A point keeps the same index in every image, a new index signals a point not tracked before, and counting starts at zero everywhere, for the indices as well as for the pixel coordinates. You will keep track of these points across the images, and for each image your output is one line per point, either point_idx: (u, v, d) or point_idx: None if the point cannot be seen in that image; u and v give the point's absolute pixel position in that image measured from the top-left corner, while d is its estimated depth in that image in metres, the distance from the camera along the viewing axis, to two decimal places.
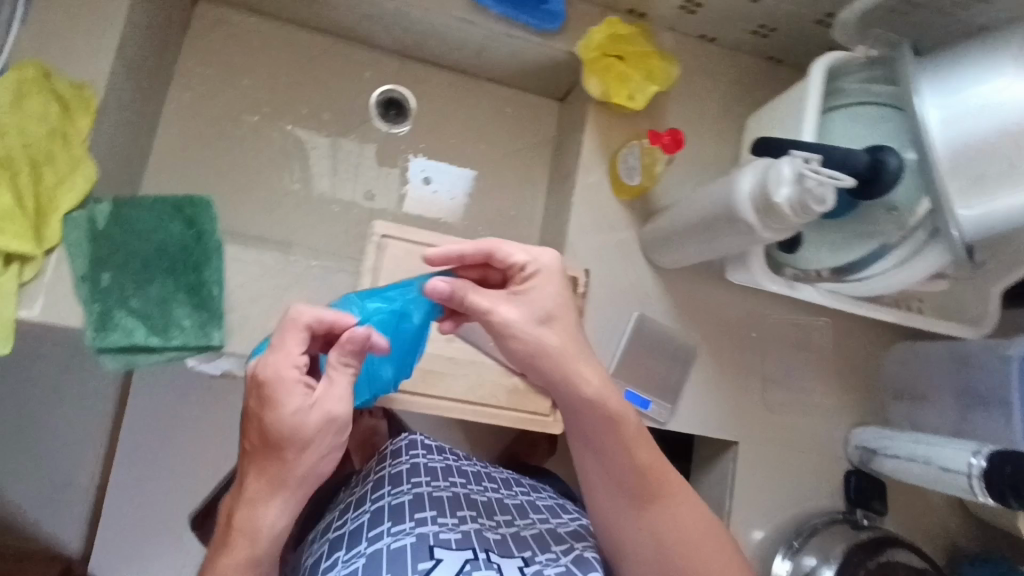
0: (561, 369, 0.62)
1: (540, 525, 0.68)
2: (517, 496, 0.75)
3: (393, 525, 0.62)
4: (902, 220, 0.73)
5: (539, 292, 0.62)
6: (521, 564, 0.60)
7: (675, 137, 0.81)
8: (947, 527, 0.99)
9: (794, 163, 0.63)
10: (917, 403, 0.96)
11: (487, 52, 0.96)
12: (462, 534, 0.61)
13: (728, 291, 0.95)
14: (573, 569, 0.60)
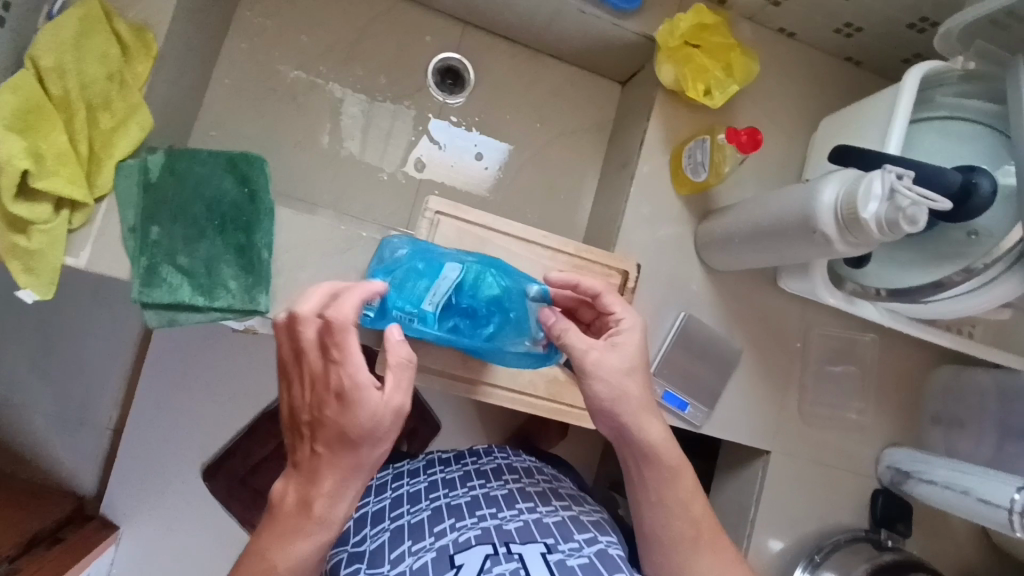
0: (632, 417, 0.58)
1: (563, 513, 0.67)
2: (541, 483, 0.74)
3: (455, 521, 0.64)
4: (984, 248, 0.70)
5: (628, 342, 0.61)
6: (543, 551, 0.58)
7: (752, 137, 0.76)
8: (966, 554, 0.99)
9: (887, 175, 0.60)
10: (955, 430, 0.94)
11: (555, 27, 0.92)
12: (483, 529, 0.61)
13: (777, 299, 0.93)
14: (596, 562, 0.58)
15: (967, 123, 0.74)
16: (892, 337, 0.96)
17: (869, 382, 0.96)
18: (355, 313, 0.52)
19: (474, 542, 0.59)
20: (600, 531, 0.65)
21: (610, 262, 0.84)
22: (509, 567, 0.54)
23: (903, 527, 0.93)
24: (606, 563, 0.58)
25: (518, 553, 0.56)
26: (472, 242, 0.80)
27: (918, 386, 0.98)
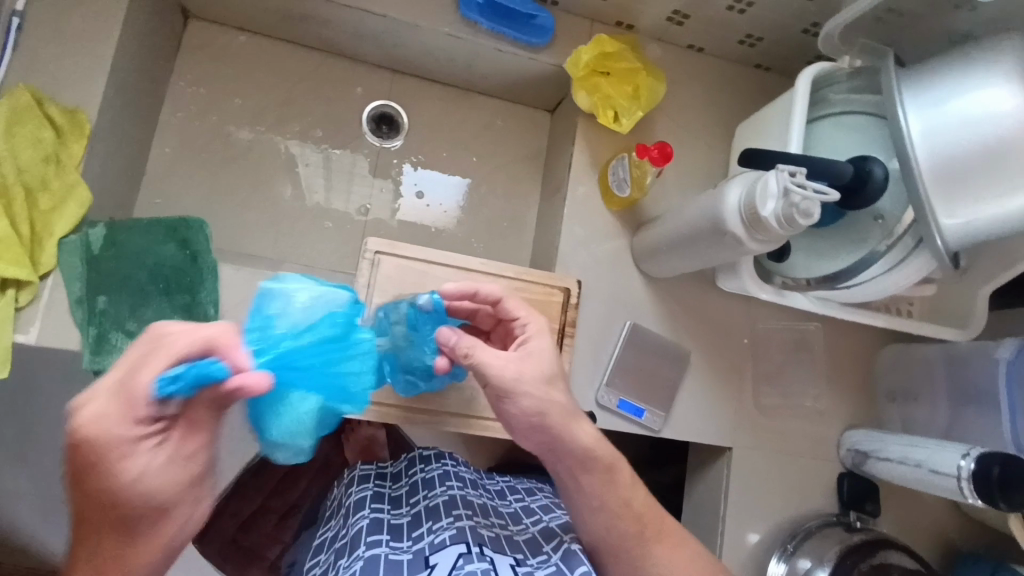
0: (561, 431, 0.59)
1: (533, 529, 0.70)
2: (512, 504, 0.78)
3: (432, 522, 0.66)
4: (888, 229, 0.74)
5: (537, 350, 0.61)
6: (513, 562, 0.60)
7: (665, 153, 0.81)
8: (940, 526, 1.00)
9: (782, 173, 0.64)
10: (909, 405, 0.96)
11: (476, 66, 0.98)
12: (457, 530, 0.62)
13: (720, 298, 0.96)
14: (561, 566, 0.60)
15: (860, 116, 0.77)
16: (835, 322, 1.00)
17: (819, 369, 0.99)
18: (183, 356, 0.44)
19: (449, 541, 0.60)
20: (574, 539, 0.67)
21: (552, 281, 0.88)
22: (481, 566, 0.56)
23: (872, 507, 0.95)
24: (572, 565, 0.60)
25: (489, 556, 0.58)
26: (414, 277, 0.83)
27: (868, 367, 1.01)
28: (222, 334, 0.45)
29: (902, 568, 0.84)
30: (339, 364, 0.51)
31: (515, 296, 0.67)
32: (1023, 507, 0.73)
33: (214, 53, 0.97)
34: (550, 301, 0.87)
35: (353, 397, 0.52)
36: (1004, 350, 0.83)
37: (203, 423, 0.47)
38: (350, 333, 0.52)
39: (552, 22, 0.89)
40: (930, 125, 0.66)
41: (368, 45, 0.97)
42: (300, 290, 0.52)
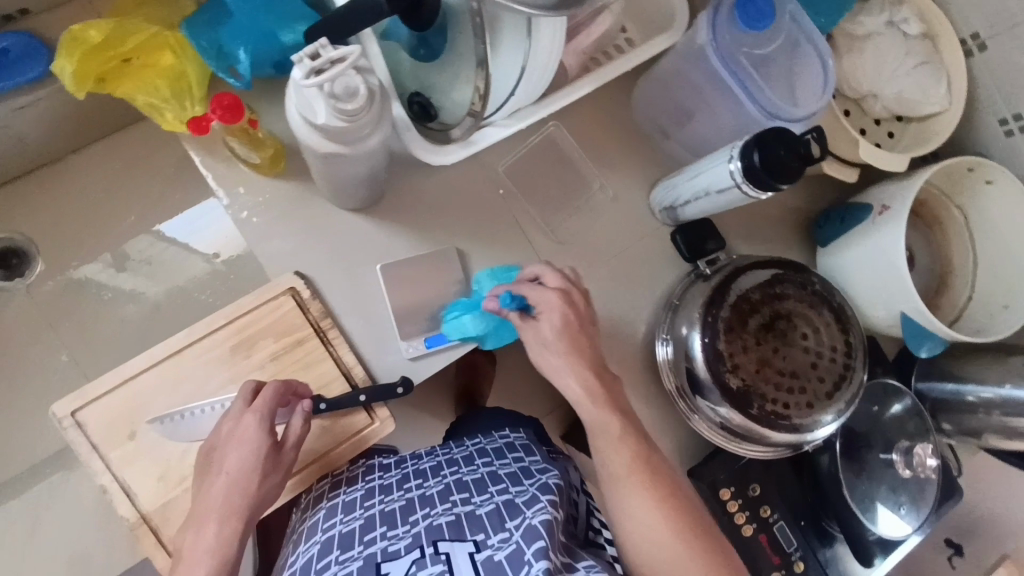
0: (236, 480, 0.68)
1: (483, 469, 0.78)
2: (466, 449, 0.84)
3: (387, 530, 0.68)
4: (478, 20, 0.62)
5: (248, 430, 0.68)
6: (472, 549, 0.63)
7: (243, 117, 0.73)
8: (787, 206, 0.95)
9: (300, 73, 0.50)
10: (688, 125, 0.85)
11: (27, 140, 0.79)
12: (411, 537, 0.65)
13: (444, 172, 0.84)
14: (521, 540, 0.61)
15: None
16: (569, 107, 0.88)
17: (586, 161, 0.89)
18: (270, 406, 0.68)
19: (404, 550, 0.63)
20: (531, 507, 0.66)
21: (268, 293, 0.76)
22: (434, 569, 0.59)
23: (714, 243, 0.89)
24: (528, 539, 0.60)
25: (444, 553, 0.61)
26: (129, 402, 0.72)
27: (631, 119, 0.90)
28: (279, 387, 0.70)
29: (757, 286, 0.82)
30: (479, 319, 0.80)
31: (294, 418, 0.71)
32: (796, 176, 0.66)
33: None
34: (280, 314, 0.76)
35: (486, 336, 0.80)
36: (702, 36, 0.71)
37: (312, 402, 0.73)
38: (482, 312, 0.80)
39: (30, 39, 0.69)
40: None
41: None
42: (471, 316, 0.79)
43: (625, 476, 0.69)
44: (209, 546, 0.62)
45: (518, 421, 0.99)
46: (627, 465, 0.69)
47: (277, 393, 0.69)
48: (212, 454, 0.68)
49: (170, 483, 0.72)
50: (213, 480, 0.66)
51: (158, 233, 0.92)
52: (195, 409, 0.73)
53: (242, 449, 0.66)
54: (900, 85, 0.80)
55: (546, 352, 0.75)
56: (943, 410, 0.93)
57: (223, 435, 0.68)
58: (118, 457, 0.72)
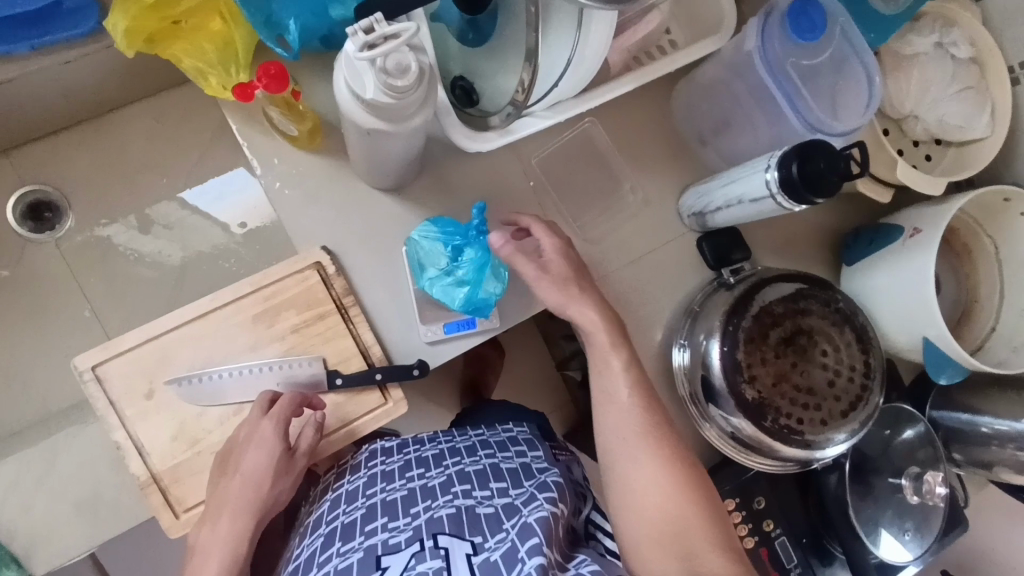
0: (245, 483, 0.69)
1: (485, 459, 0.77)
2: (468, 438, 0.84)
3: (388, 521, 0.67)
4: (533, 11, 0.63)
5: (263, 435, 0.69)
6: (470, 550, 0.61)
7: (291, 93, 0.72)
8: (816, 222, 0.94)
9: (354, 45, 0.50)
10: (724, 132, 0.85)
11: (70, 94, 0.80)
12: (412, 529, 0.63)
13: (477, 160, 0.84)
14: (517, 540, 0.60)
15: None
16: (607, 105, 0.88)
17: (619, 161, 0.89)
18: (286, 414, 0.70)
19: (404, 543, 0.62)
20: (530, 505, 0.66)
21: (295, 266, 0.76)
22: (432, 565, 0.57)
23: (740, 253, 0.89)
24: (525, 537, 0.60)
25: (443, 549, 0.59)
26: (149, 361, 0.73)
27: (667, 122, 0.90)
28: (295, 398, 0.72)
29: (781, 299, 0.81)
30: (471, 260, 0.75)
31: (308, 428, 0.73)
32: (833, 192, 0.66)
33: None
34: (305, 287, 0.77)
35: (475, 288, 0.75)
36: (750, 42, 0.71)
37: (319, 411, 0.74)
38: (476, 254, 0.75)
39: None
40: None
41: None
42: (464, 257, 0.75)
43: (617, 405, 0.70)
44: (224, 540, 0.65)
45: (520, 413, 0.99)
46: (622, 395, 0.70)
47: (294, 402, 0.71)
48: (229, 457, 0.70)
49: (183, 444, 0.73)
50: (228, 481, 0.68)
51: (181, 199, 0.92)
52: (214, 374, 0.73)
53: (259, 452, 0.68)
54: (944, 109, 0.80)
55: (560, 299, 0.73)
56: (956, 439, 0.93)
57: (246, 435, 0.70)
58: (135, 414, 0.72)
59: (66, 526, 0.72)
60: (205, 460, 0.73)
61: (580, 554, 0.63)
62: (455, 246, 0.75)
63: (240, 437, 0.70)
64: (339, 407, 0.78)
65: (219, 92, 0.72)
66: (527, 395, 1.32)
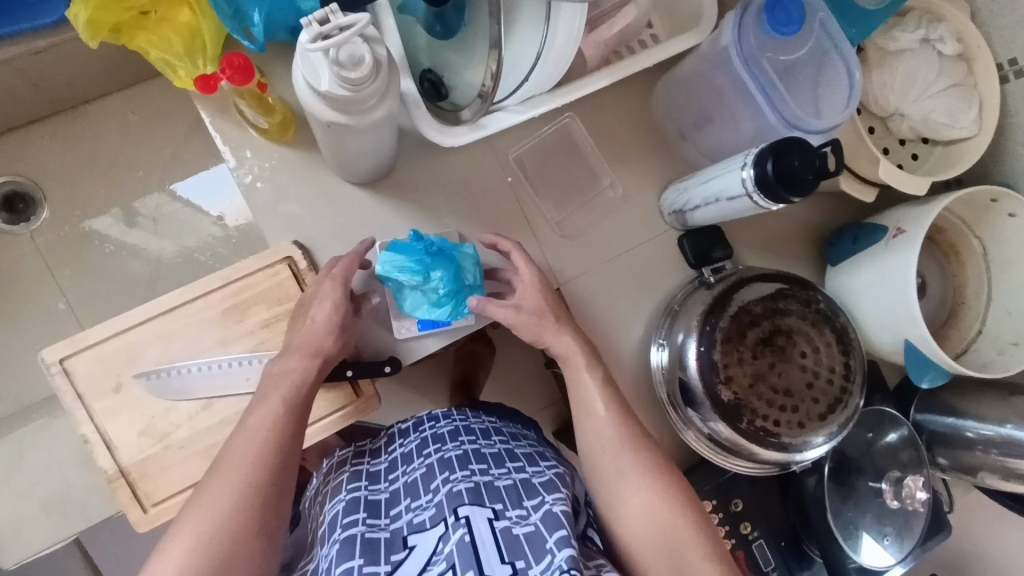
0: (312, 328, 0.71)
1: (500, 445, 0.76)
2: (483, 419, 0.82)
3: (412, 502, 0.68)
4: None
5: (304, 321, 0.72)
6: (491, 515, 0.60)
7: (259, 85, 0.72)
8: (801, 221, 0.93)
9: (308, 38, 0.48)
10: (705, 128, 0.84)
11: (44, 84, 0.79)
12: (437, 505, 0.63)
13: (453, 154, 0.83)
14: (541, 525, 0.60)
15: None
16: (587, 99, 0.87)
17: (600, 156, 0.88)
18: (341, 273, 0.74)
19: (429, 523, 0.62)
20: (550, 491, 0.66)
21: (266, 260, 0.76)
22: (458, 537, 0.57)
23: (721, 252, 0.88)
24: (549, 524, 0.59)
25: (464, 518, 0.59)
26: (117, 355, 0.72)
27: (649, 117, 0.89)
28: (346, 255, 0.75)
29: (760, 300, 0.80)
30: (431, 272, 0.75)
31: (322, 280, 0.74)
32: (809, 189, 0.64)
33: None
34: (274, 281, 0.76)
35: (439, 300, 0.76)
36: (727, 37, 0.70)
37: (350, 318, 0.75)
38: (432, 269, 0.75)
39: None
40: None
41: None
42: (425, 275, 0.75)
43: (595, 419, 0.71)
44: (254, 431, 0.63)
45: (507, 415, 0.97)
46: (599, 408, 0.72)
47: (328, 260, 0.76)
48: (291, 343, 0.71)
49: (151, 439, 0.72)
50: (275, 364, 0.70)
51: (172, 191, 0.92)
52: (183, 368, 0.73)
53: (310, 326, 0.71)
54: (928, 107, 0.78)
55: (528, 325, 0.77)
56: (939, 443, 0.91)
57: (292, 343, 0.71)
58: (102, 408, 0.72)
59: (35, 522, 0.72)
60: (173, 456, 0.73)
61: (601, 557, 0.62)
62: (421, 266, 0.75)
63: (290, 340, 0.72)
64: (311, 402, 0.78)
65: (183, 83, 0.71)
66: (512, 394, 1.30)
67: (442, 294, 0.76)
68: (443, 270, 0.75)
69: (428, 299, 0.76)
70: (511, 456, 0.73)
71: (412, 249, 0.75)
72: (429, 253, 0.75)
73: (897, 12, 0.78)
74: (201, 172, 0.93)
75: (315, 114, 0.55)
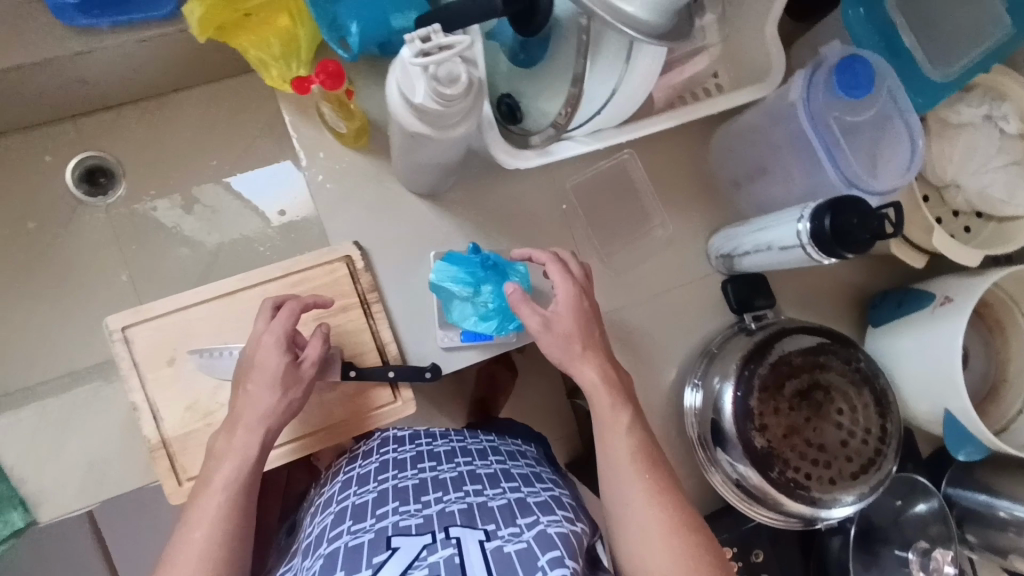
0: (260, 387, 0.67)
1: (496, 465, 0.77)
2: (480, 442, 0.84)
3: (399, 504, 0.66)
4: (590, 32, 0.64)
5: (251, 376, 0.67)
6: (482, 538, 0.60)
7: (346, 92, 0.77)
8: (845, 281, 0.93)
9: (410, 52, 0.52)
10: (761, 179, 0.86)
11: (141, 69, 0.84)
12: (424, 518, 0.63)
13: (514, 177, 0.86)
14: (534, 543, 0.60)
15: None
16: (647, 139, 0.90)
17: (654, 195, 0.90)
18: (274, 327, 0.69)
19: (415, 530, 0.61)
20: (545, 511, 0.66)
21: (325, 258, 0.79)
22: (445, 554, 0.57)
23: (764, 300, 0.89)
24: (543, 544, 0.59)
25: (455, 539, 0.59)
26: (174, 331, 0.75)
27: (704, 163, 0.91)
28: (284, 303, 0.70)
29: (800, 352, 0.80)
30: (485, 288, 0.78)
31: (262, 339, 0.68)
32: (864, 249, 0.66)
33: None
34: (332, 278, 0.79)
35: (487, 313, 0.78)
36: (795, 93, 0.70)
37: (297, 374, 0.69)
38: (483, 284, 0.77)
39: None
40: None
41: (20, 109, 0.84)
42: (476, 290, 0.78)
43: (619, 467, 0.67)
44: (208, 515, 0.61)
45: (524, 433, 0.98)
46: (624, 457, 0.67)
47: (269, 303, 0.71)
48: (238, 408, 0.67)
49: (196, 415, 0.75)
50: (230, 429, 0.66)
51: (228, 184, 0.96)
52: (234, 350, 0.75)
53: (258, 383, 0.67)
54: (986, 181, 0.79)
55: (545, 336, 0.70)
56: (970, 520, 0.90)
57: (235, 415, 0.66)
58: (154, 379, 0.74)
59: (73, 486, 0.74)
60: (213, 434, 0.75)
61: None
62: (474, 279, 0.77)
63: (236, 405, 0.67)
64: (352, 398, 0.80)
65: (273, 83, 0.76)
66: (533, 421, 1.31)
67: (490, 309, 0.78)
68: (494, 289, 0.77)
69: (477, 311, 0.78)
70: (510, 479, 0.74)
71: (466, 261, 0.78)
72: (483, 266, 0.77)
73: (962, 86, 0.79)
74: (263, 168, 0.97)
75: (403, 127, 0.57)
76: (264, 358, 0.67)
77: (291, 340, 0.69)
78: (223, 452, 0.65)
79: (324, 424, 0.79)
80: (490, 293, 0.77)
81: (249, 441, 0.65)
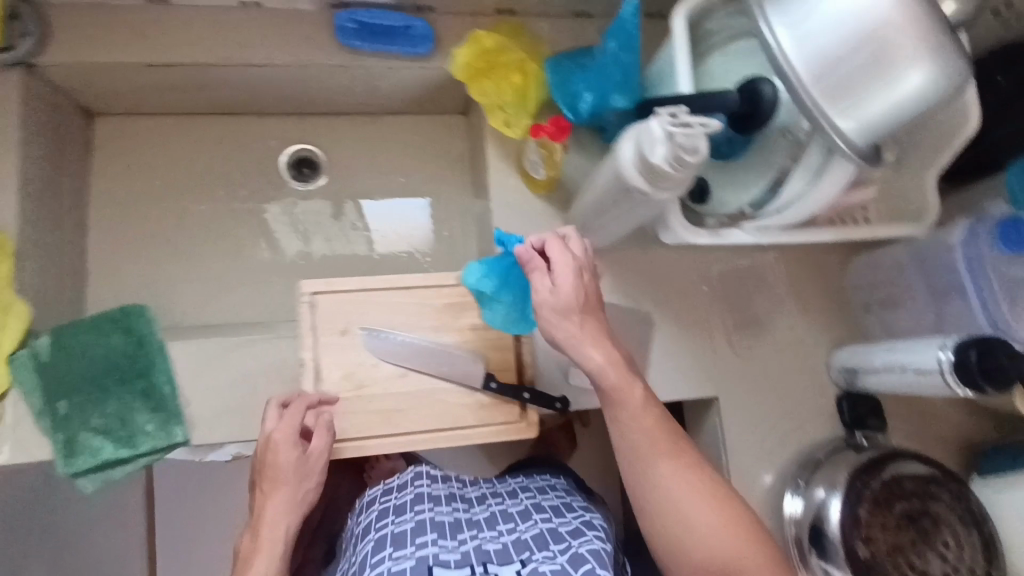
0: (274, 482, 0.72)
1: (528, 500, 0.81)
2: (509, 485, 0.88)
3: (438, 537, 0.70)
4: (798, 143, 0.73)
5: (270, 468, 0.73)
6: (519, 567, 0.66)
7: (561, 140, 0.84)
8: (952, 424, 0.97)
9: (660, 120, 0.63)
10: (893, 308, 0.93)
11: (377, 88, 0.98)
12: (461, 553, 0.68)
13: (667, 251, 0.95)
14: (568, 566, 0.64)
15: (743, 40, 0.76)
16: (792, 249, 0.98)
17: (788, 300, 0.97)
18: (273, 421, 0.74)
19: (454, 563, 0.66)
20: (578, 536, 0.70)
21: None
22: None
23: (876, 421, 0.94)
24: (576, 563, 0.64)
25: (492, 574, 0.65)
26: (353, 308, 0.84)
27: (838, 282, 0.99)
28: (299, 398, 0.77)
29: (915, 477, 0.83)
30: (514, 295, 0.82)
31: (269, 437, 0.74)
32: (1007, 387, 0.70)
33: (129, 143, 1.00)
34: None
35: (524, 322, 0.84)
36: (958, 237, 0.81)
37: (305, 463, 0.74)
38: (512, 276, 0.82)
39: (429, 28, 0.89)
40: (793, 35, 0.65)
41: (266, 96, 0.98)
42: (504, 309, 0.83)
43: (634, 454, 0.68)
44: None
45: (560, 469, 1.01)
46: (636, 438, 0.68)
47: (274, 398, 0.77)
48: (267, 501, 0.72)
49: (350, 385, 0.82)
50: (260, 529, 0.71)
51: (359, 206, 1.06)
52: (395, 335, 0.83)
53: (277, 481, 0.72)
54: None
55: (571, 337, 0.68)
56: None
57: (262, 512, 0.72)
58: (325, 344, 0.83)
59: (229, 422, 0.81)
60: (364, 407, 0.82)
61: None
62: (494, 278, 0.82)
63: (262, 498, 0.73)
64: (485, 407, 0.85)
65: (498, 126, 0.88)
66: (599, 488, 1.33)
67: (523, 318, 0.83)
68: (512, 301, 0.82)
69: (507, 321, 0.84)
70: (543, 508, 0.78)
71: (500, 264, 0.81)
72: (509, 258, 0.81)
73: None
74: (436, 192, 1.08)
75: (627, 178, 0.68)
76: (273, 454, 0.73)
77: (286, 435, 0.74)
78: (255, 553, 0.70)
79: (454, 425, 0.84)
80: (513, 296, 0.82)
81: (273, 537, 0.70)
